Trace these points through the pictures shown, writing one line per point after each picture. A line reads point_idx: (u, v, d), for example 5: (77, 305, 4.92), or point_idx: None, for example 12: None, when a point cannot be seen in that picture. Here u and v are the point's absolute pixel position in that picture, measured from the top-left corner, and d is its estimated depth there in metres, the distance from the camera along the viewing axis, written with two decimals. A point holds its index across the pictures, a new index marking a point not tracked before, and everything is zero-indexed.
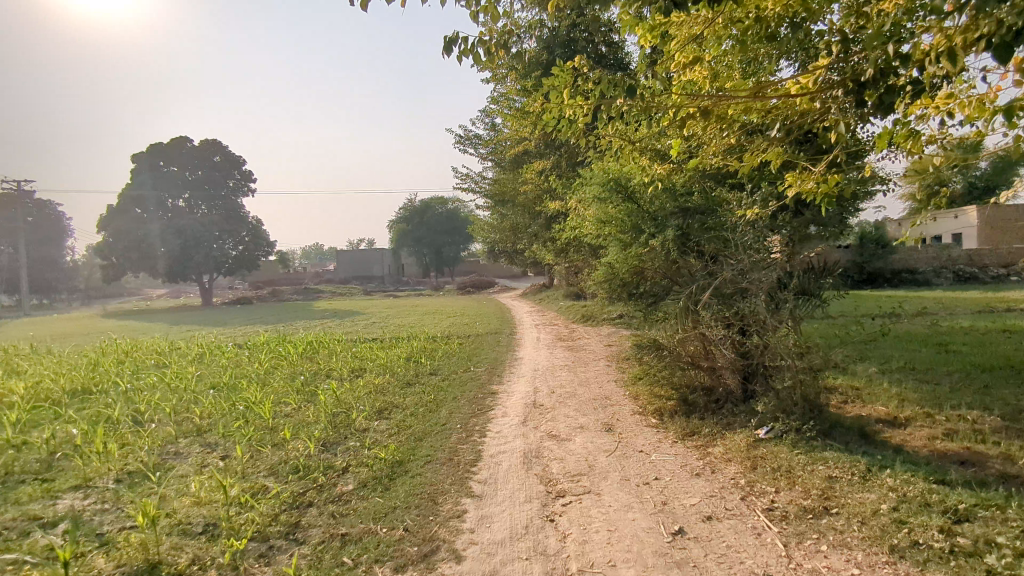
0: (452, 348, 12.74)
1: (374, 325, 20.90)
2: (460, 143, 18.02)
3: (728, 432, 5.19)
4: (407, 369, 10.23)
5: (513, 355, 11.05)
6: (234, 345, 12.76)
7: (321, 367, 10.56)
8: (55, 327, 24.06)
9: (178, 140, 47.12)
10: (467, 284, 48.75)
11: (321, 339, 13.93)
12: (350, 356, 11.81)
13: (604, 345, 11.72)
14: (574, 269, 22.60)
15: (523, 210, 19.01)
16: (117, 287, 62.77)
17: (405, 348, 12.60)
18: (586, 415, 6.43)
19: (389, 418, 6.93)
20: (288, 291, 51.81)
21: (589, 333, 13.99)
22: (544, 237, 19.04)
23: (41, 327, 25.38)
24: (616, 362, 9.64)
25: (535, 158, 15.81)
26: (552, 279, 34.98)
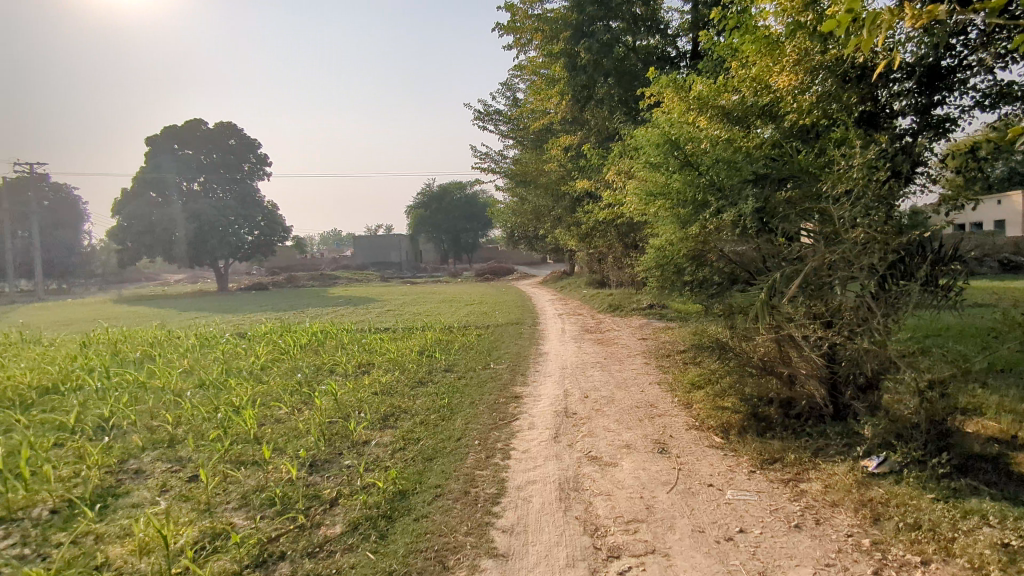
0: (469, 340, 11.69)
1: (388, 313, 19.94)
2: (478, 119, 16.88)
3: (821, 461, 4.04)
4: (417, 365, 9.20)
5: (537, 350, 9.95)
6: (233, 335, 11.85)
7: (324, 361, 9.58)
8: (62, 313, 23.53)
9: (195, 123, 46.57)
10: (484, 271, 47.72)
11: (328, 329, 12.98)
12: (357, 348, 10.82)
13: (639, 340, 10.53)
14: (599, 256, 21.45)
15: (545, 192, 17.85)
16: (135, 273, 62.76)
17: (418, 340, 11.57)
18: (631, 428, 5.31)
19: (393, 428, 5.87)
20: (305, 277, 51.23)
21: (619, 325, 12.83)
22: (567, 221, 17.88)
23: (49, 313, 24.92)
24: (654, 360, 8.51)
25: (559, 134, 14.65)
26: (573, 265, 33.74)
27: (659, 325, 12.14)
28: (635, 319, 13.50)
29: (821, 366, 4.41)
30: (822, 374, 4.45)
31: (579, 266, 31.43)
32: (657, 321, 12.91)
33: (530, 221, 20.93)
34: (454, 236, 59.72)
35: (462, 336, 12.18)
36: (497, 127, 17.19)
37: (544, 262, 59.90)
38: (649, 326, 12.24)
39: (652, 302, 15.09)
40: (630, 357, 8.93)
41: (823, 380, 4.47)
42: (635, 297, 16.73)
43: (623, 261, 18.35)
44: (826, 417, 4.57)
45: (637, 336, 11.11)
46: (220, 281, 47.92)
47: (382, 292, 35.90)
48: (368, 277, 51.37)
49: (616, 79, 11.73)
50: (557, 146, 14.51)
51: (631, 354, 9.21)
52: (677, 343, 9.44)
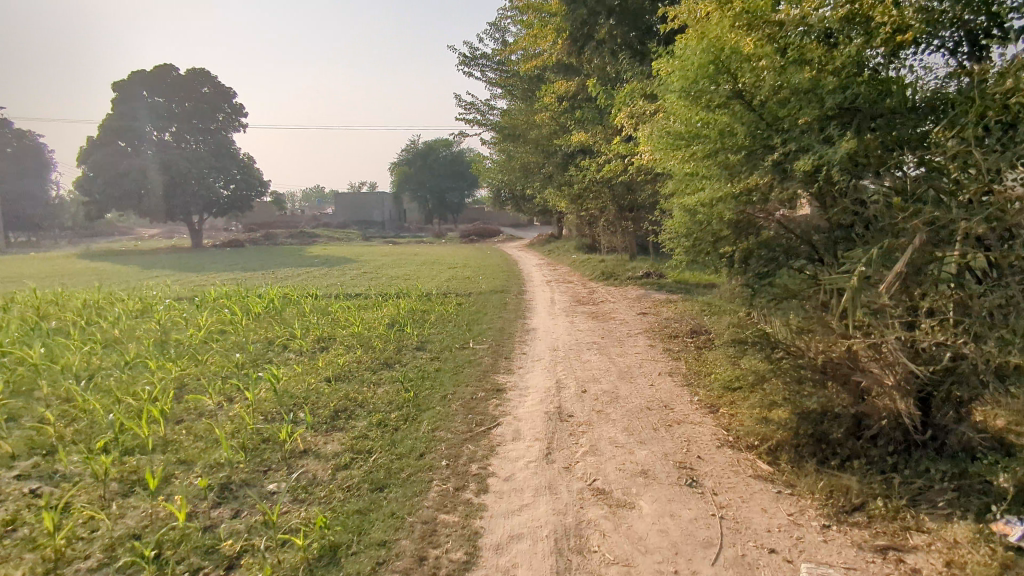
0: (448, 310, 10.46)
1: (363, 276, 18.57)
2: (463, 64, 15.31)
3: (924, 514, 2.88)
4: (385, 342, 7.97)
5: (524, 325, 8.73)
6: (178, 300, 10.47)
7: (276, 335, 8.29)
8: (14, 267, 21.95)
9: (165, 68, 43.93)
10: (469, 232, 46.25)
11: (291, 294, 11.66)
12: (320, 319, 9.53)
13: (638, 315, 9.32)
14: (590, 218, 20.14)
15: (535, 147, 16.44)
16: (105, 226, 60.40)
17: (390, 309, 10.30)
18: (644, 442, 4.12)
19: (341, 434, 4.64)
20: (283, 234, 49.55)
21: (613, 296, 11.65)
22: (558, 179, 16.53)
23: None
24: (660, 341, 7.33)
25: (552, 80, 13.18)
26: (561, 228, 32.46)
27: (657, 298, 10.98)
28: (631, 289, 12.35)
29: (914, 374, 3.24)
30: (915, 386, 3.27)
31: (567, 229, 30.17)
32: (655, 292, 11.75)
33: (517, 179, 19.52)
34: (439, 195, 57.97)
35: (441, 306, 10.94)
36: (485, 73, 15.64)
37: (530, 223, 58.49)
38: (649, 298, 11.07)
39: (648, 271, 13.93)
40: (630, 337, 7.75)
41: (915, 394, 3.29)
42: (628, 264, 15.57)
43: (616, 225, 17.13)
44: (912, 441, 3.42)
45: (636, 309, 9.93)
46: (194, 237, 46.04)
47: (363, 252, 34.50)
48: (350, 236, 49.79)
49: (619, 18, 10.29)
50: (549, 95, 13.08)
51: (632, 332, 8.03)
52: (682, 321, 8.29)
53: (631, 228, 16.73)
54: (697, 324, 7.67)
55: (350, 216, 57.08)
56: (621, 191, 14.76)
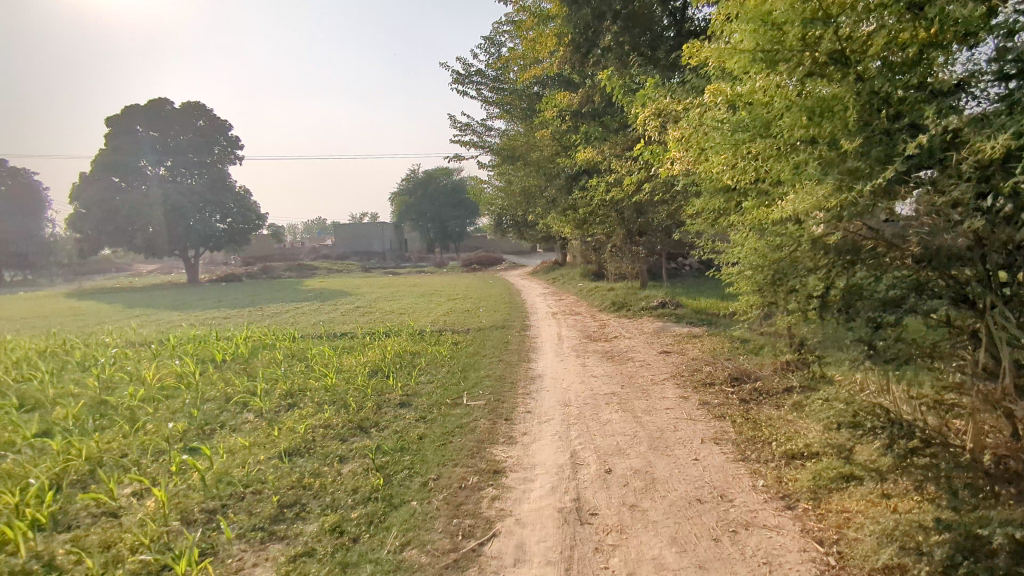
0: (442, 353, 9.20)
1: (355, 312, 17.35)
2: (456, 82, 14.29)
3: None
4: (363, 397, 6.71)
5: (528, 371, 7.47)
6: (131, 347, 9.20)
7: (234, 391, 7.03)
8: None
9: (159, 101, 43.49)
10: (471, 260, 45.14)
11: (264, 338, 10.40)
12: (293, 368, 8.26)
13: (660, 355, 8.05)
14: (597, 244, 18.97)
15: (536, 169, 15.39)
16: (102, 264, 59.57)
17: (374, 354, 9.04)
18: (707, 571, 2.83)
19: (278, 551, 3.37)
20: (281, 267, 48.55)
21: (627, 331, 10.42)
22: (562, 203, 15.44)
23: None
24: (694, 391, 6.06)
25: (553, 95, 12.14)
26: (565, 255, 31.35)
27: (677, 333, 9.75)
28: (646, 322, 11.15)
29: None
30: None
31: (571, 255, 29.04)
32: (674, 325, 10.54)
33: (517, 204, 18.45)
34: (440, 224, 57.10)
35: (433, 348, 9.68)
36: (480, 92, 14.64)
37: (532, 250, 57.62)
38: (669, 333, 9.80)
39: (663, 300, 12.77)
40: (656, 385, 6.47)
41: None
42: (640, 293, 14.39)
43: (624, 251, 16.00)
44: None
45: (655, 347, 8.67)
46: (190, 272, 45.06)
47: (362, 284, 33.42)
48: (349, 267, 48.80)
49: (627, 21, 9.22)
50: (549, 110, 12.04)
51: (657, 378, 6.75)
52: (714, 363, 7.02)
53: (641, 254, 15.59)
54: (733, 368, 6.42)
55: (350, 247, 56.18)
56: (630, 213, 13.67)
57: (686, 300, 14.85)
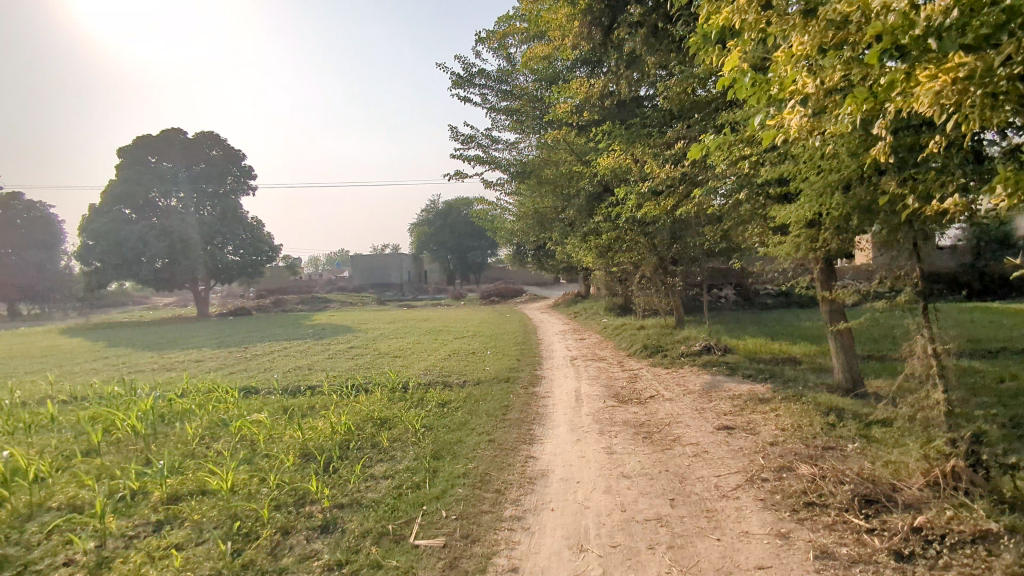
0: (416, 423, 6.82)
1: (345, 354, 15.15)
2: (456, 85, 12.18)
3: None
4: (270, 511, 4.41)
5: (529, 461, 5.08)
6: (12, 413, 7.05)
7: (87, 493, 4.75)
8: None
9: (171, 131, 42.65)
10: (489, 292, 42.96)
11: (200, 399, 8.18)
12: (201, 453, 5.97)
13: (719, 435, 5.58)
14: (624, 275, 16.62)
15: (550, 186, 13.19)
16: (118, 298, 58.89)
17: (324, 425, 6.72)
18: None
19: None
20: (294, 300, 46.95)
21: (665, 388, 7.97)
22: (582, 225, 13.22)
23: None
24: (801, 519, 3.60)
25: (567, 93, 9.99)
26: (588, 286, 28.99)
27: (734, 393, 7.28)
28: (690, 373, 8.73)
29: None
30: None
31: (594, 286, 26.70)
32: (727, 380, 8.08)
33: (531, 229, 16.23)
34: (460, 254, 55.19)
35: (409, 415, 7.33)
36: (484, 98, 12.45)
37: (555, 281, 55.55)
38: (721, 394, 7.33)
39: (707, 343, 10.37)
40: (726, 499, 4.02)
41: None
42: (677, 334, 11.94)
43: (656, 283, 13.65)
44: None
45: (710, 419, 6.18)
46: (201, 306, 43.61)
47: (372, 318, 31.42)
48: (365, 300, 46.95)
49: None
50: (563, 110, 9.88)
51: (724, 484, 4.30)
52: (811, 456, 4.56)
53: (676, 285, 13.23)
54: (851, 475, 3.96)
55: (367, 279, 54.47)
56: (665, 233, 11.38)
57: (731, 341, 12.41)
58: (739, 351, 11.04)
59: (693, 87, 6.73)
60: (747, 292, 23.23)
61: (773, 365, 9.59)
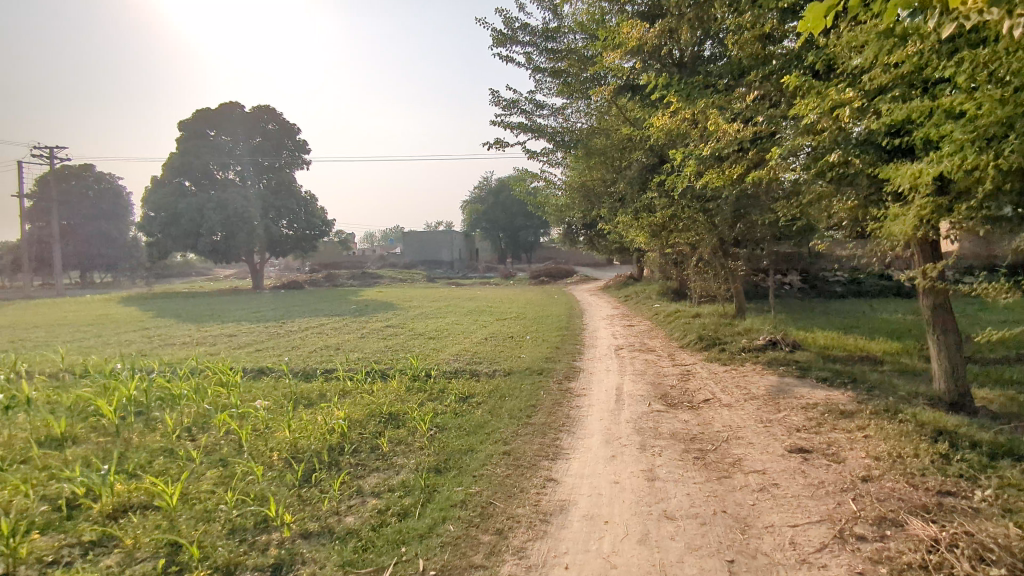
0: (424, 424, 5.88)
1: (379, 334, 14.45)
2: (498, 43, 11.06)
3: None
4: (218, 539, 3.56)
5: (546, 487, 4.06)
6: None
7: (21, 503, 4.04)
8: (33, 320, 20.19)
9: (229, 105, 42.94)
10: (540, 271, 41.98)
11: (202, 383, 7.50)
12: (173, 454, 5.19)
13: (791, 462, 4.41)
14: (680, 257, 15.29)
15: (599, 157, 11.98)
16: (180, 270, 60.75)
17: (320, 422, 5.87)
18: None
19: None
20: (346, 275, 47.10)
21: (721, 391, 6.79)
22: (633, 201, 11.99)
23: (20, 319, 21.60)
24: None
25: (616, 47, 8.77)
26: (641, 268, 27.55)
27: (806, 402, 6.05)
28: (751, 373, 7.51)
29: None
30: None
31: (648, 268, 25.31)
32: (797, 384, 6.83)
33: (578, 205, 15.06)
34: (512, 232, 54.33)
35: (420, 412, 6.40)
36: (527, 57, 11.31)
37: (608, 262, 54.23)
38: (792, 401, 6.10)
39: (773, 336, 9.07)
40: (808, 570, 2.89)
41: None
42: (737, 324, 10.65)
43: (714, 266, 12.32)
44: None
45: (778, 437, 5.00)
46: (257, 279, 44.13)
47: (418, 295, 30.83)
48: (414, 277, 46.69)
49: None
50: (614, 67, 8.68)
51: (804, 541, 3.16)
52: (924, 506, 3.37)
53: (738, 269, 11.88)
54: (993, 549, 2.79)
55: (418, 256, 54.23)
56: (727, 211, 10.06)
57: (799, 334, 11.02)
58: (809, 346, 9.69)
59: (771, 26, 5.45)
60: (815, 279, 21.44)
61: (850, 365, 8.25)
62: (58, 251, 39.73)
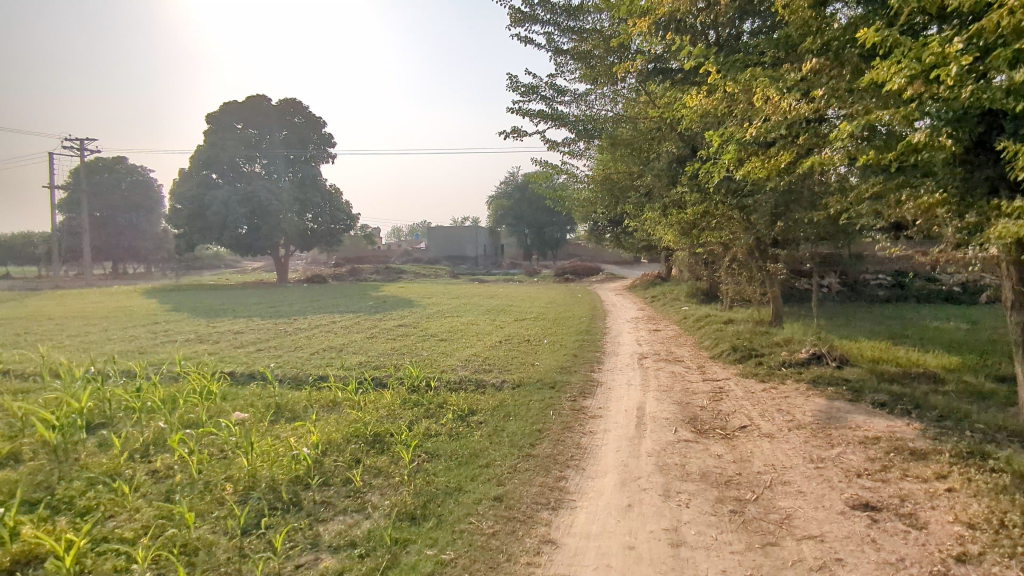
0: (409, 453, 5.03)
1: (389, 333, 13.68)
2: (515, 22, 10.19)
3: None
4: None
5: (542, 555, 3.20)
6: None
7: None
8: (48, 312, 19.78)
9: (256, 97, 42.70)
10: (566, 269, 41.02)
11: (176, 391, 6.74)
12: (112, 483, 4.41)
13: (855, 526, 3.47)
14: (712, 258, 14.24)
15: (625, 147, 10.99)
16: (207, 262, 61.01)
17: (292, 445, 5.08)
18: None
19: None
20: (369, 270, 46.67)
21: (760, 417, 5.83)
22: (662, 195, 10.98)
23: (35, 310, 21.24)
24: None
25: (645, 20, 7.79)
26: (669, 267, 26.42)
27: (864, 435, 5.07)
28: (794, 394, 6.53)
29: None
30: None
31: (677, 268, 24.16)
32: (850, 410, 5.84)
33: (602, 200, 14.08)
34: (539, 229, 53.43)
35: (409, 434, 5.55)
36: (547, 38, 10.37)
37: (637, 261, 53.01)
38: (846, 433, 5.12)
39: (817, 349, 8.05)
40: None
41: None
42: (775, 333, 9.63)
43: (750, 268, 11.29)
44: None
45: (834, 486, 4.05)
46: (281, 272, 43.92)
47: (439, 292, 30.13)
48: (438, 272, 46.11)
49: None
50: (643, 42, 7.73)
51: None
52: None
53: (776, 272, 10.82)
54: None
55: (443, 251, 53.57)
56: (767, 208, 9.02)
57: (844, 346, 9.96)
58: (858, 360, 8.64)
59: None
60: (855, 282, 20.17)
61: (908, 386, 7.21)
62: (87, 242, 39.86)
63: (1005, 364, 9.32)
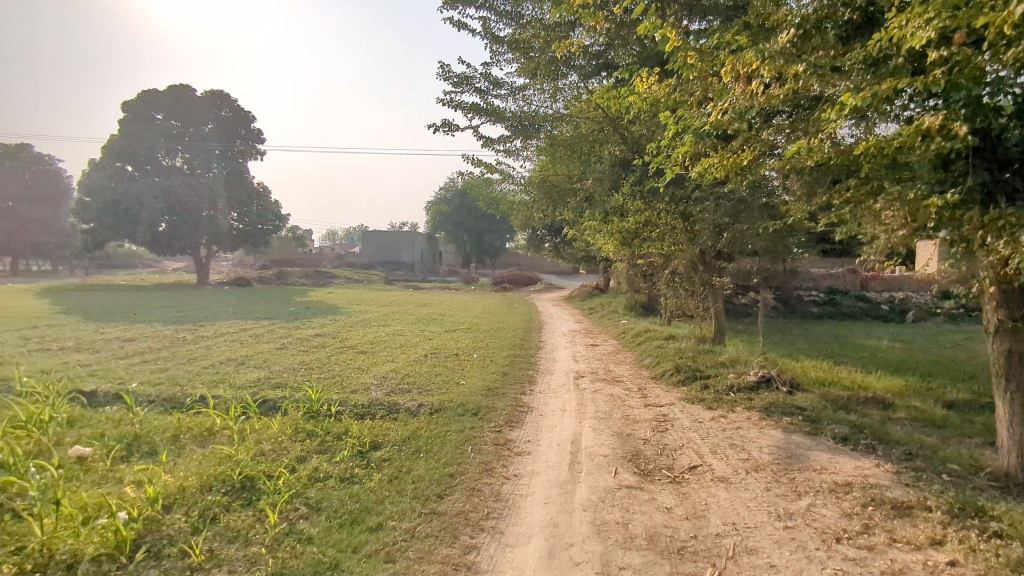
0: (281, 508, 3.93)
1: (302, 344, 12.34)
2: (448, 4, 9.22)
3: None
4: None
5: None
6: None
7: None
8: None
9: (179, 87, 39.97)
10: (503, 277, 40.25)
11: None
12: None
13: None
14: (653, 270, 13.61)
15: (565, 148, 10.16)
16: (121, 260, 56.96)
17: (127, 498, 3.88)
18: None
19: None
20: (298, 273, 44.50)
21: (712, 454, 5.03)
22: (603, 200, 10.22)
23: None
24: None
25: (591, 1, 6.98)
26: (607, 278, 25.94)
27: (832, 480, 4.32)
28: (747, 425, 5.79)
29: None
30: None
31: (615, 279, 23.64)
32: (811, 446, 5.11)
33: (540, 205, 13.23)
34: (477, 236, 52.56)
35: (289, 481, 4.44)
36: (483, 24, 9.44)
37: (575, 272, 52.89)
38: (813, 477, 4.36)
39: (767, 371, 7.38)
40: None
41: None
42: (720, 352, 8.97)
43: (693, 281, 10.66)
44: None
45: (811, 558, 3.23)
46: (201, 273, 41.18)
47: (368, 299, 28.68)
48: (371, 278, 44.44)
49: None
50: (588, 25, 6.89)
51: None
52: None
53: (720, 287, 10.22)
54: None
55: (378, 256, 51.81)
56: (715, 217, 8.36)
57: (789, 366, 9.42)
58: (806, 384, 8.06)
59: None
60: (790, 298, 20.13)
61: (863, 414, 6.61)
62: None
63: (949, 388, 8.96)
